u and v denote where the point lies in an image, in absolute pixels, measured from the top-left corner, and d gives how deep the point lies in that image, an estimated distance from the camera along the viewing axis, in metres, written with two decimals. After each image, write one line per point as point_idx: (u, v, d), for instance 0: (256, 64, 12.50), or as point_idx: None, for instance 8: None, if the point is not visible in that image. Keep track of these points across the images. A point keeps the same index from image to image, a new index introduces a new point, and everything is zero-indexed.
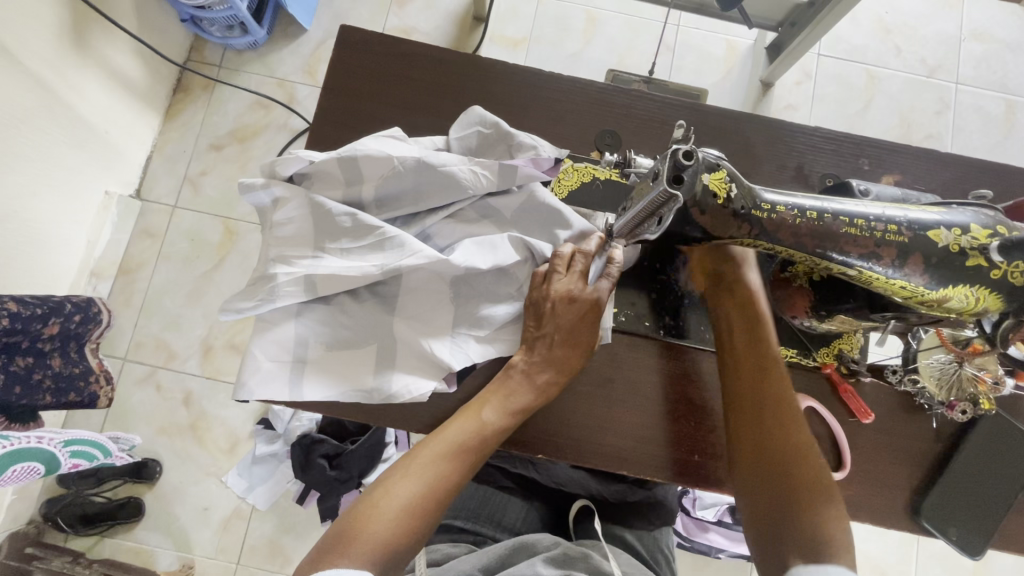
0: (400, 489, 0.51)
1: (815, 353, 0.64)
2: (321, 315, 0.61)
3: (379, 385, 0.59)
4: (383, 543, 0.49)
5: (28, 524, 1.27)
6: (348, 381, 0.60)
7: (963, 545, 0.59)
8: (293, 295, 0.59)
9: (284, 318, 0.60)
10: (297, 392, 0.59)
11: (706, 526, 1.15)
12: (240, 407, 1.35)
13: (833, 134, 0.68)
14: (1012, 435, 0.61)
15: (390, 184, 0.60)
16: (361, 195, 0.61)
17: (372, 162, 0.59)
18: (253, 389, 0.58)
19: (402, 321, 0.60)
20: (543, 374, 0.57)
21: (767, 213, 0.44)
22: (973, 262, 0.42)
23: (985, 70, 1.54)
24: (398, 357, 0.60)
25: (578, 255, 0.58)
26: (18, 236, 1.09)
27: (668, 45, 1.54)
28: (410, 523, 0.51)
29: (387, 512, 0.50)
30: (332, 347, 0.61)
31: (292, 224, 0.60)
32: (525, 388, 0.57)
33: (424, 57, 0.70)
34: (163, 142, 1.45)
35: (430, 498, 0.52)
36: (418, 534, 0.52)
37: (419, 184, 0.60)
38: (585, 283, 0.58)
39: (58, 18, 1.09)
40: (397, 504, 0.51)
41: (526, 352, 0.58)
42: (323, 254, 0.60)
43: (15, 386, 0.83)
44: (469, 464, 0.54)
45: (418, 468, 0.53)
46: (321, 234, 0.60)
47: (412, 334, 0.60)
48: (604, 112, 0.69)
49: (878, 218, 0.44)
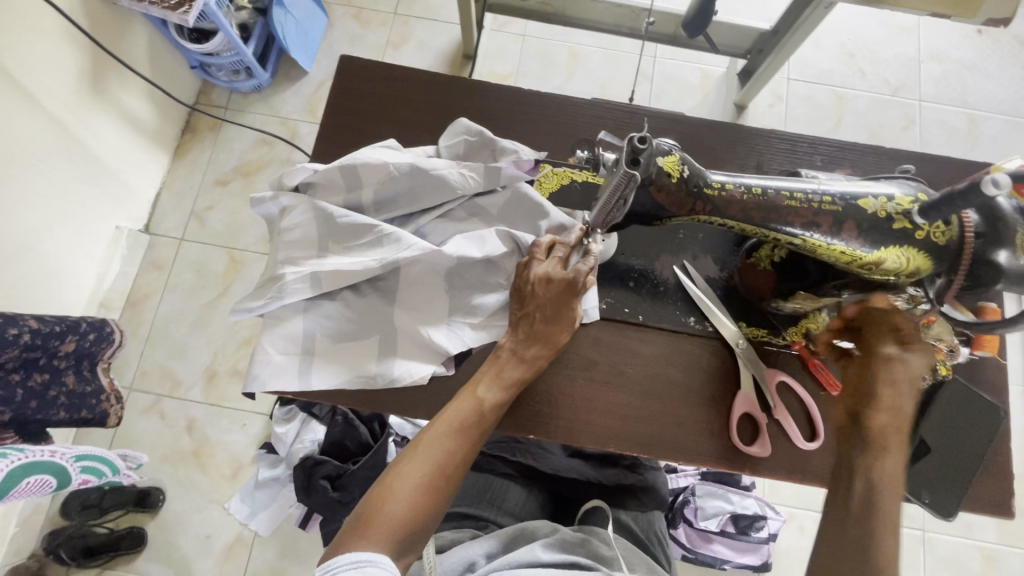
0: (410, 471, 0.54)
1: (784, 332, 0.68)
2: (327, 309, 0.66)
3: (382, 370, 0.64)
4: (401, 521, 0.52)
5: (30, 558, 1.27)
6: (352, 370, 0.65)
7: (935, 508, 0.64)
8: (300, 291, 0.63)
9: (292, 314, 0.65)
10: (305, 382, 0.64)
11: (710, 537, 1.16)
12: (244, 431, 1.38)
13: (788, 135, 0.75)
14: (972, 398, 0.65)
15: (386, 187, 0.66)
16: (361, 198, 0.67)
17: (369, 169, 0.66)
18: (263, 380, 0.63)
19: (401, 312, 0.65)
20: (532, 350, 0.62)
21: (717, 192, 0.51)
22: (899, 226, 0.49)
23: (945, 87, 1.65)
24: (399, 346, 0.65)
25: (557, 245, 0.64)
26: (34, 264, 1.15)
27: (646, 75, 1.65)
28: (423, 499, 0.53)
29: (400, 494, 0.53)
30: (337, 341, 0.66)
31: (298, 228, 0.66)
32: (515, 365, 0.61)
33: (414, 80, 0.77)
34: (172, 179, 1.53)
35: (439, 475, 0.55)
36: (431, 511, 0.54)
37: (413, 187, 0.66)
38: (563, 267, 0.63)
39: (79, 67, 1.19)
40: (409, 485, 0.53)
41: (511, 334, 0.63)
42: (327, 254, 0.65)
43: (31, 401, 0.87)
44: (472, 440, 0.57)
45: (424, 448, 0.56)
46: (325, 235, 0.66)
47: (411, 324, 0.65)
48: (578, 123, 0.77)
49: (815, 192, 0.51)
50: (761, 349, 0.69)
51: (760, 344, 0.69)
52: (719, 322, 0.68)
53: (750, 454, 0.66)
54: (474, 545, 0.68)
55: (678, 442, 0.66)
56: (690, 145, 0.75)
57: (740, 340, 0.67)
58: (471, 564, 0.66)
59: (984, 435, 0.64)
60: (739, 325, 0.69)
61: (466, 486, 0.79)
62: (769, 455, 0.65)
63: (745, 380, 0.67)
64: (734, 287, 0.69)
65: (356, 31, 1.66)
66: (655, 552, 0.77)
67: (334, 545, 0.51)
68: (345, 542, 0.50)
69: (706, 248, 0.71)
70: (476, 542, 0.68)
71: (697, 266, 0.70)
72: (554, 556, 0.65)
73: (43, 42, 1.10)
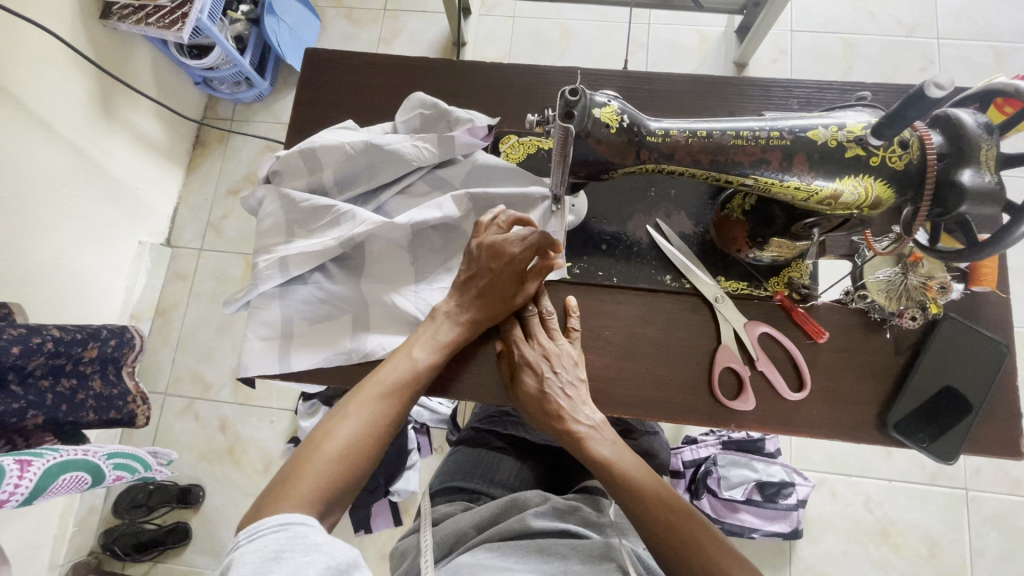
0: (339, 430, 0.57)
1: (766, 283, 0.67)
2: (302, 294, 0.69)
3: (355, 346, 0.67)
4: (330, 479, 0.54)
5: (90, 555, 1.37)
6: (328, 348, 0.68)
7: (936, 452, 0.61)
8: (271, 277, 0.67)
9: (270, 301, 0.69)
10: (284, 365, 0.67)
11: (736, 506, 1.14)
12: (272, 427, 1.44)
13: (762, 81, 0.73)
14: (970, 336, 0.62)
15: (345, 169, 0.70)
16: (323, 180, 0.70)
17: (328, 151, 0.69)
18: (248, 366, 0.67)
19: (370, 284, 0.69)
20: (466, 312, 0.65)
21: (661, 139, 0.49)
22: (852, 153, 0.47)
23: (966, 21, 1.54)
24: (371, 320, 0.68)
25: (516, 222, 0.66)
26: (64, 283, 1.23)
27: (640, 43, 1.61)
28: (351, 455, 0.56)
29: (330, 450, 0.56)
30: (313, 323, 0.69)
31: (270, 217, 0.70)
32: (449, 327, 0.65)
33: (383, 66, 0.79)
34: (187, 192, 1.60)
35: (371, 433, 0.58)
36: (361, 463, 0.57)
37: (371, 165, 0.69)
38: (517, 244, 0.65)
39: (88, 93, 1.26)
40: (339, 444, 0.56)
41: (452, 300, 0.66)
42: (295, 238, 0.69)
43: (62, 405, 0.93)
44: (407, 399, 0.61)
45: (356, 408, 0.59)
46: (292, 222, 0.69)
47: (379, 294, 0.68)
48: (544, 90, 0.76)
49: (762, 128, 0.49)
50: (742, 302, 0.67)
51: (742, 297, 0.67)
52: (695, 279, 0.67)
53: (733, 409, 0.64)
54: (465, 517, 0.69)
55: (661, 404, 0.65)
56: (657, 101, 0.74)
57: (718, 295, 0.66)
58: (461, 535, 0.68)
59: (987, 374, 0.61)
60: (717, 280, 0.67)
61: (461, 463, 0.81)
62: (753, 410, 0.64)
63: (725, 335, 0.66)
64: (710, 241, 0.68)
65: (348, 32, 1.69)
66: None
67: (252, 515, 0.52)
68: (266, 505, 0.52)
69: (680, 205, 0.70)
70: (468, 513, 0.69)
71: (671, 223, 0.69)
72: (544, 524, 0.65)
73: (52, 72, 1.16)
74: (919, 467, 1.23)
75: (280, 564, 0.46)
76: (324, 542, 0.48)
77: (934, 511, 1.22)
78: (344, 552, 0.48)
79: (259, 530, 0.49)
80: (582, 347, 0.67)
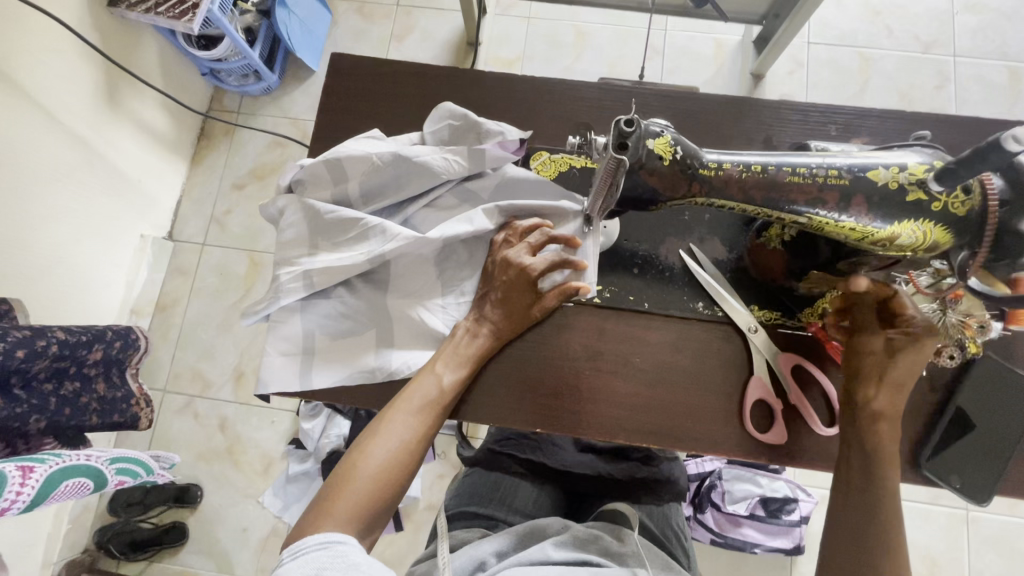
0: (374, 449, 0.56)
1: (799, 314, 0.66)
2: (323, 308, 0.67)
3: (380, 363, 0.66)
4: (368, 500, 0.53)
5: (84, 553, 1.34)
6: (352, 365, 0.66)
7: (969, 493, 0.60)
8: (295, 290, 0.65)
9: (290, 314, 0.67)
10: (306, 383, 0.66)
11: (739, 521, 1.14)
12: (272, 428, 1.41)
13: (799, 106, 0.71)
14: (1010, 377, 0.61)
15: (371, 180, 0.67)
16: (348, 191, 0.68)
17: (354, 161, 0.67)
18: (268, 382, 0.66)
19: (396, 299, 0.67)
20: (485, 324, 0.64)
21: (714, 172, 0.49)
22: (913, 197, 0.46)
23: (982, 40, 1.53)
24: (397, 336, 0.67)
25: (537, 231, 0.66)
26: (64, 277, 1.20)
27: (656, 49, 1.59)
28: (387, 474, 0.55)
29: (367, 470, 0.54)
30: (337, 338, 0.67)
31: (292, 228, 0.68)
32: (471, 340, 0.64)
33: (408, 74, 0.76)
34: (191, 186, 1.57)
35: (406, 451, 0.57)
36: (398, 482, 0.56)
37: (397, 177, 0.67)
38: (532, 253, 0.65)
39: (94, 83, 1.22)
40: (374, 463, 0.55)
41: (475, 314, 0.65)
42: (318, 250, 0.67)
43: (65, 408, 0.90)
44: (439, 414, 0.60)
45: (388, 426, 0.57)
46: (316, 233, 0.67)
47: (405, 310, 0.66)
48: (576, 106, 0.74)
49: (820, 165, 0.48)
50: (775, 332, 0.66)
51: (773, 326, 0.66)
52: (730, 308, 0.65)
53: (764, 442, 0.63)
54: (485, 544, 0.67)
55: (691, 434, 0.64)
56: (691, 122, 0.72)
57: (752, 325, 0.65)
58: (481, 563, 0.65)
59: None
60: (751, 309, 0.66)
61: (476, 488, 0.80)
62: (783, 441, 0.63)
63: (758, 366, 0.64)
64: (745, 269, 0.67)
65: (359, 26, 1.65)
66: (673, 549, 0.74)
67: (298, 530, 0.52)
68: (310, 524, 0.51)
69: (714, 230, 0.68)
70: (486, 540, 0.67)
71: (705, 249, 0.68)
72: (567, 553, 0.64)
73: (58, 61, 1.12)
74: (924, 487, 1.23)
75: None
76: (364, 561, 0.48)
77: (936, 531, 1.21)
78: (383, 574, 0.47)
79: (303, 547, 0.49)
80: (609, 371, 0.66)
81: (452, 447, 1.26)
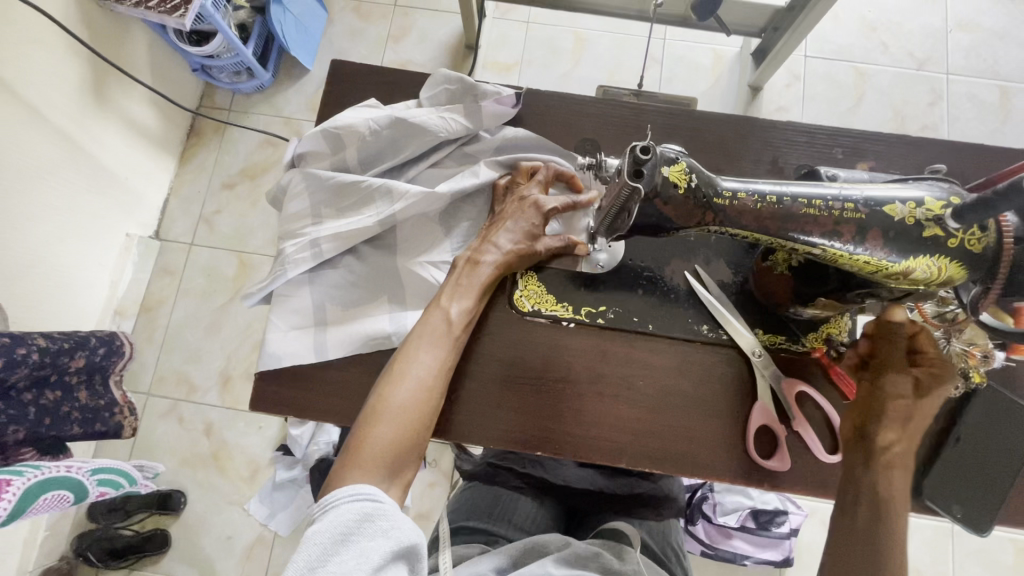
0: (392, 393, 0.54)
1: (804, 338, 0.65)
2: (331, 279, 0.66)
3: (395, 328, 0.64)
4: (394, 443, 0.52)
5: (61, 560, 1.30)
6: (364, 332, 0.65)
7: (970, 523, 0.60)
8: (302, 261, 0.64)
9: (299, 287, 0.66)
10: (320, 353, 0.64)
11: (730, 532, 1.14)
12: (259, 433, 1.38)
13: (807, 127, 0.71)
14: (1009, 404, 0.61)
15: (369, 146, 0.68)
16: (347, 159, 0.68)
17: (351, 129, 0.67)
18: (281, 358, 0.64)
19: (405, 260, 0.67)
20: (486, 254, 0.62)
21: (728, 201, 0.49)
22: (930, 233, 0.47)
23: (974, 58, 1.55)
24: (408, 298, 0.66)
25: (541, 168, 0.67)
26: (47, 278, 1.16)
27: (656, 58, 1.58)
28: (409, 415, 0.54)
29: (388, 418, 0.53)
30: (347, 308, 0.66)
31: (294, 201, 0.67)
32: (478, 270, 0.62)
33: (410, 80, 0.74)
34: (180, 184, 1.53)
35: (422, 390, 0.56)
36: (421, 422, 0.55)
37: (395, 139, 0.68)
38: (543, 189, 0.66)
39: (81, 78, 1.18)
40: (395, 407, 0.54)
41: (479, 245, 0.63)
42: (323, 220, 0.66)
43: (44, 418, 0.87)
44: (451, 348, 0.59)
45: (401, 369, 0.56)
46: (319, 203, 0.67)
47: (412, 270, 0.66)
48: (580, 121, 0.73)
49: (836, 197, 0.48)
50: (778, 356, 0.65)
51: (778, 351, 0.65)
52: (733, 330, 0.65)
53: (768, 469, 0.62)
54: (483, 560, 0.64)
55: (688, 462, 0.63)
56: (699, 142, 0.71)
57: (756, 349, 0.64)
58: None
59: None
60: (756, 333, 0.65)
61: (475, 501, 0.79)
62: (787, 467, 0.62)
63: (762, 391, 0.64)
64: (751, 292, 0.66)
65: (356, 26, 1.62)
66: (671, 565, 0.75)
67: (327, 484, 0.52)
68: (337, 477, 0.51)
69: (719, 252, 0.68)
70: (484, 556, 0.65)
71: (710, 271, 0.67)
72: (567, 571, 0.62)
73: (44, 54, 1.08)
74: None
75: (349, 546, 0.45)
76: (393, 526, 0.47)
77: (922, 544, 1.22)
78: (409, 536, 0.48)
79: (332, 501, 0.48)
80: (610, 394, 0.65)
81: (443, 455, 1.24)
